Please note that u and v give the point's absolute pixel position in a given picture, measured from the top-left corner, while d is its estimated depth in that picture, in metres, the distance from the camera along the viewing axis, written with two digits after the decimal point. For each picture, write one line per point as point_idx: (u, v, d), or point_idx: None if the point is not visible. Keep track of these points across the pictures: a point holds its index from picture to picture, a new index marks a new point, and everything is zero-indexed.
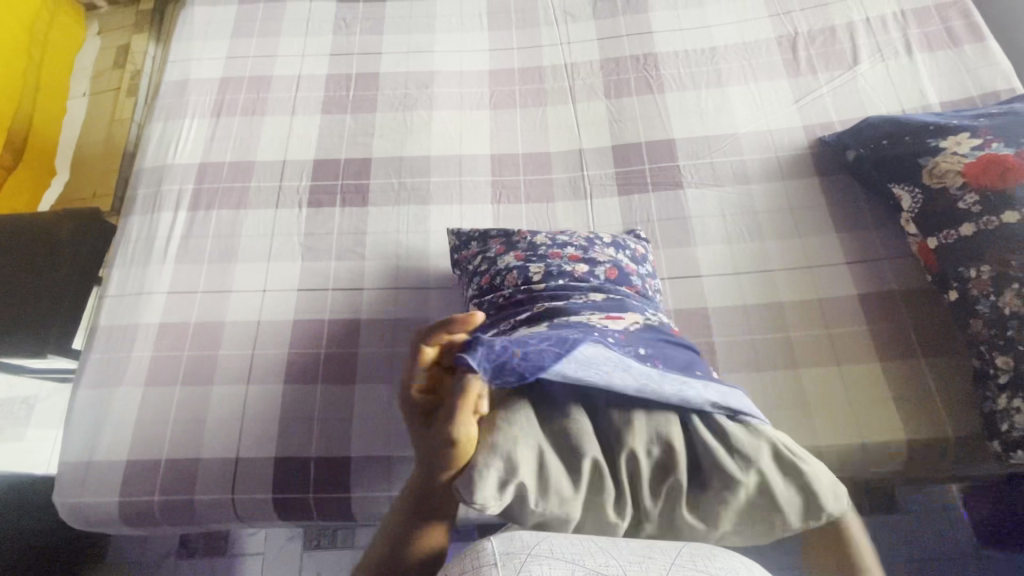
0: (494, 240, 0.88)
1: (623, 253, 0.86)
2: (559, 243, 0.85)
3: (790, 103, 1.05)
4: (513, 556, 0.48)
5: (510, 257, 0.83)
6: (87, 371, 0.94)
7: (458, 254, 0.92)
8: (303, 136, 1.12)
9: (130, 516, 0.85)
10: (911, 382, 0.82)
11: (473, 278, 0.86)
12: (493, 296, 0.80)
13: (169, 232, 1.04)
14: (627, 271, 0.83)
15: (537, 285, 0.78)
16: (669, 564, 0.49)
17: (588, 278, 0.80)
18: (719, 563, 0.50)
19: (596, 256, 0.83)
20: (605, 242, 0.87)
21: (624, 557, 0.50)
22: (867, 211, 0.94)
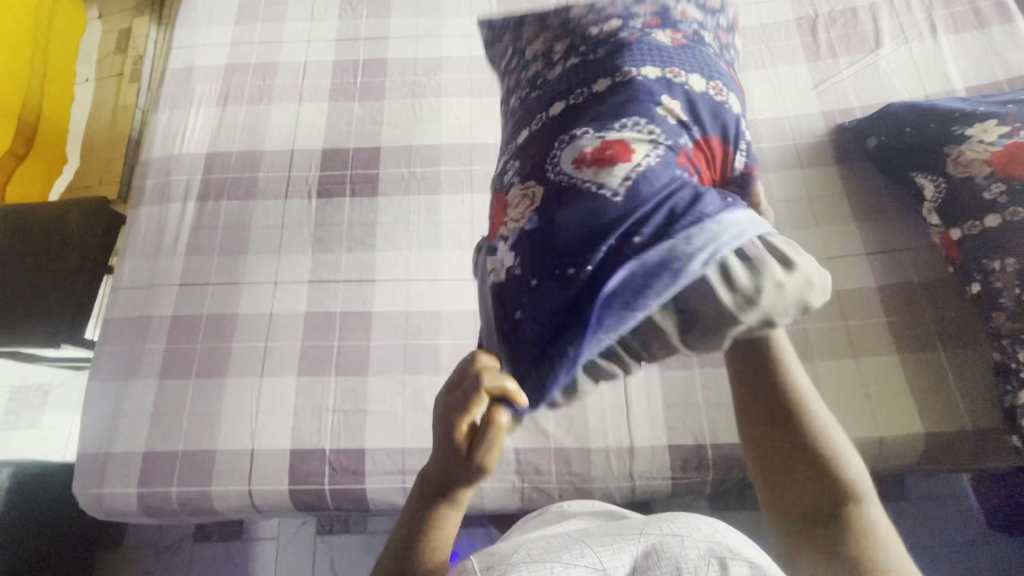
0: (525, 22, 0.80)
1: (664, 28, 0.68)
2: (581, 24, 0.70)
3: (808, 89, 1.03)
4: (493, 572, 0.49)
5: (540, 45, 0.73)
6: (102, 363, 0.94)
7: (494, 47, 0.86)
8: (311, 124, 1.11)
9: (149, 507, 0.86)
10: (930, 375, 0.81)
11: (505, 70, 0.80)
12: (514, 102, 0.74)
13: (179, 224, 1.03)
14: (653, 56, 0.65)
15: (541, 94, 0.68)
16: (637, 535, 0.51)
17: (595, 75, 0.64)
18: (684, 523, 0.52)
19: (619, 37, 0.66)
20: (644, 15, 0.69)
21: (596, 543, 0.51)
22: (887, 200, 0.92)
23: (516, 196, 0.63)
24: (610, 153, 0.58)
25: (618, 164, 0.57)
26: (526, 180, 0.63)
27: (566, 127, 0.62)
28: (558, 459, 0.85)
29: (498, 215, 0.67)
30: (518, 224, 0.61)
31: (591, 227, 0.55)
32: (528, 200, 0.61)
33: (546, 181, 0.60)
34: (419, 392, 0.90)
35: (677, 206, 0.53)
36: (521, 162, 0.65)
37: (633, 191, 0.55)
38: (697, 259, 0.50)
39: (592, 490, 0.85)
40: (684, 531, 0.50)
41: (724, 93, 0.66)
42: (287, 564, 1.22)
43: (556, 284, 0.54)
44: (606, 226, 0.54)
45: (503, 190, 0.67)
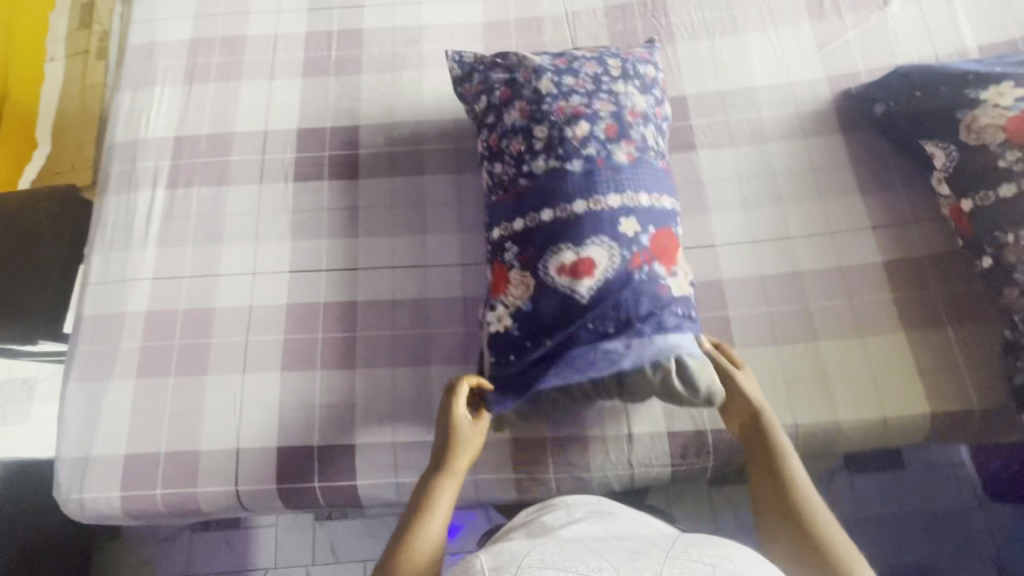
0: (500, 72, 0.86)
1: (618, 140, 0.78)
2: (551, 117, 0.78)
3: (812, 52, 0.96)
4: (503, 570, 0.48)
5: (515, 113, 0.81)
6: (76, 364, 0.90)
7: (460, 87, 0.89)
8: (284, 103, 1.04)
9: (134, 511, 0.83)
10: (938, 354, 0.78)
11: (480, 120, 0.86)
12: (496, 159, 0.82)
13: (149, 214, 0.98)
14: (614, 179, 0.75)
15: (532, 187, 0.77)
16: (662, 559, 0.48)
17: (569, 193, 0.74)
18: (715, 552, 0.49)
19: (583, 147, 0.77)
20: (604, 119, 0.78)
21: (617, 558, 0.49)
22: (894, 170, 0.88)
23: (515, 276, 0.75)
24: (583, 269, 0.71)
25: (585, 279, 0.71)
26: (523, 266, 0.75)
27: (545, 225, 0.75)
28: (554, 449, 0.82)
29: (496, 277, 0.78)
30: (517, 301, 0.74)
31: (569, 321, 0.71)
32: (524, 285, 0.74)
33: (539, 277, 0.73)
34: (408, 384, 0.87)
35: (621, 311, 0.70)
36: (518, 241, 0.76)
37: (595, 305, 0.71)
38: (626, 359, 0.70)
39: (589, 479, 0.83)
40: (717, 562, 0.47)
41: (664, 202, 0.77)
42: (287, 550, 1.21)
43: (544, 358, 0.72)
44: (576, 322, 0.71)
45: (501, 261, 0.78)
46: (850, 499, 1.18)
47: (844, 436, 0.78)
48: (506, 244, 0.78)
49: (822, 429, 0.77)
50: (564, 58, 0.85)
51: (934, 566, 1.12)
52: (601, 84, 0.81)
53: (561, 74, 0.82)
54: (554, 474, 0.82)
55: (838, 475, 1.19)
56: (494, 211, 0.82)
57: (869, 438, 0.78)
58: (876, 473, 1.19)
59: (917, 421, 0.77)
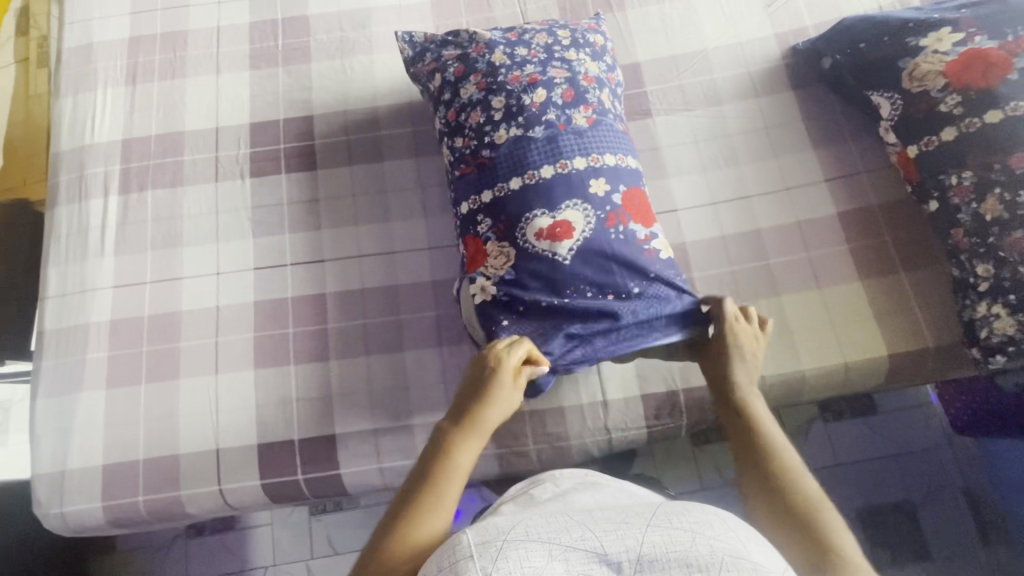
0: (452, 49, 0.85)
1: (577, 105, 0.78)
2: (508, 87, 0.78)
3: (760, 10, 0.97)
4: (489, 544, 0.47)
5: (472, 85, 0.81)
6: (43, 380, 0.88)
7: (414, 67, 0.89)
8: (233, 97, 1.01)
9: (117, 520, 0.83)
10: (895, 298, 0.81)
11: (436, 97, 0.85)
12: (457, 133, 0.81)
13: (103, 221, 0.95)
14: (578, 141, 0.76)
15: (496, 158, 0.77)
16: (644, 526, 0.48)
17: (535, 159, 0.75)
18: (695, 517, 0.49)
19: (543, 113, 0.77)
20: (561, 85, 0.79)
21: (599, 526, 0.49)
22: (845, 123, 0.90)
23: (493, 248, 0.75)
24: (560, 232, 0.72)
25: (565, 240, 0.72)
26: (500, 237, 0.75)
27: (519, 194, 0.74)
28: (533, 422, 0.84)
29: (471, 252, 0.77)
30: (498, 271, 0.74)
31: (556, 285, 0.72)
32: (504, 256, 0.74)
33: (517, 245, 0.74)
34: (384, 372, 0.87)
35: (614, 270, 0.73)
36: (490, 213, 0.76)
37: (579, 265, 0.72)
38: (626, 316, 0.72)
39: (569, 448, 0.84)
40: (698, 528, 0.48)
41: (629, 162, 0.79)
42: (284, 547, 1.21)
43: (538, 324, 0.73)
44: (566, 285, 0.72)
45: (474, 236, 0.77)
46: (827, 446, 1.22)
47: (810, 384, 0.81)
48: (477, 218, 0.77)
49: (790, 381, 0.80)
50: (514, 31, 0.85)
51: (910, 502, 1.18)
52: (553, 52, 0.82)
53: (513, 45, 0.83)
54: (535, 446, 0.84)
55: (815, 425, 1.24)
56: (461, 188, 0.80)
57: (832, 384, 0.81)
58: (850, 419, 1.24)
59: (875, 364, 0.79)
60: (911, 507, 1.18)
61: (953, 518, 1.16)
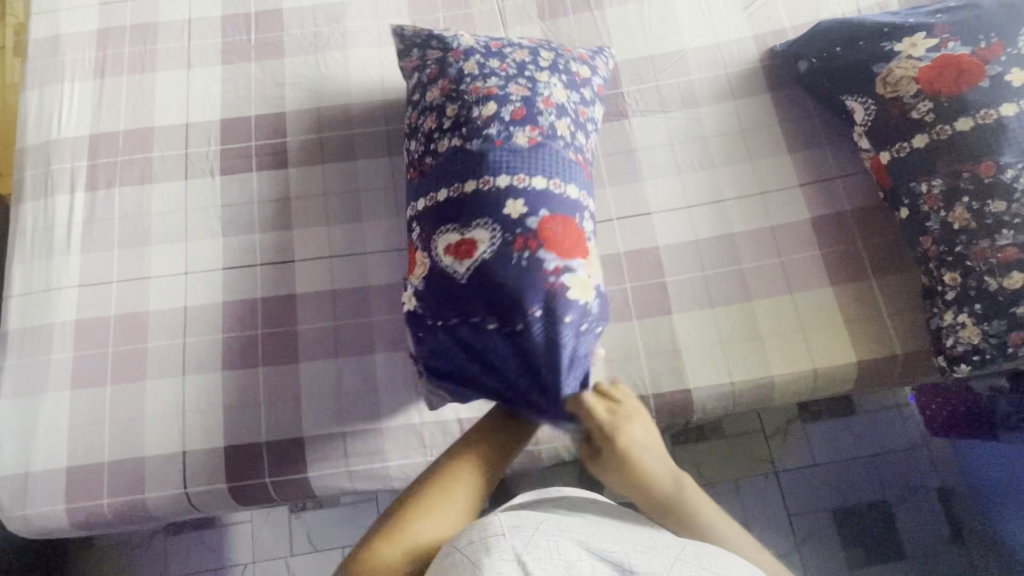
0: (434, 48, 0.83)
1: (524, 124, 0.75)
2: (465, 96, 0.77)
3: (739, 11, 0.96)
4: (521, 528, 0.55)
5: (435, 90, 0.79)
6: (7, 379, 0.87)
7: (402, 60, 0.87)
8: (204, 92, 0.99)
9: (82, 522, 0.82)
10: (864, 303, 0.81)
11: (410, 94, 0.84)
12: (415, 133, 0.80)
13: (69, 218, 0.93)
14: (508, 160, 0.72)
15: (435, 166, 0.76)
16: (669, 558, 0.55)
17: (464, 173, 0.73)
18: (720, 562, 0.55)
19: (486, 127, 0.75)
20: (514, 102, 0.76)
21: (630, 549, 0.56)
22: (821, 126, 0.89)
23: (419, 257, 0.74)
24: (465, 250, 0.70)
25: (465, 258, 0.69)
26: (422, 246, 0.74)
27: (442, 204, 0.73)
28: None
29: (409, 260, 0.78)
30: (417, 281, 0.74)
31: (454, 303, 0.69)
32: (422, 266, 0.73)
33: (431, 257, 0.72)
34: (353, 374, 0.86)
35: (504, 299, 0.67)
36: (420, 220, 0.75)
37: (476, 284, 0.68)
38: (512, 347, 0.67)
39: (540, 452, 0.85)
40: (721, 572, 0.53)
41: (568, 191, 0.73)
42: (264, 545, 1.21)
43: (439, 342, 0.71)
44: (463, 305, 0.69)
45: (410, 243, 0.77)
46: (805, 446, 1.23)
47: (778, 390, 0.80)
48: (413, 224, 0.77)
49: (758, 387, 0.80)
50: (498, 42, 0.83)
51: (885, 501, 1.19)
52: (524, 70, 0.80)
53: (489, 55, 0.81)
54: None
55: (792, 425, 1.24)
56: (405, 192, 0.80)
57: (800, 388, 0.81)
58: (829, 420, 1.25)
59: (842, 370, 0.79)
60: (886, 506, 1.19)
61: (927, 517, 1.18)
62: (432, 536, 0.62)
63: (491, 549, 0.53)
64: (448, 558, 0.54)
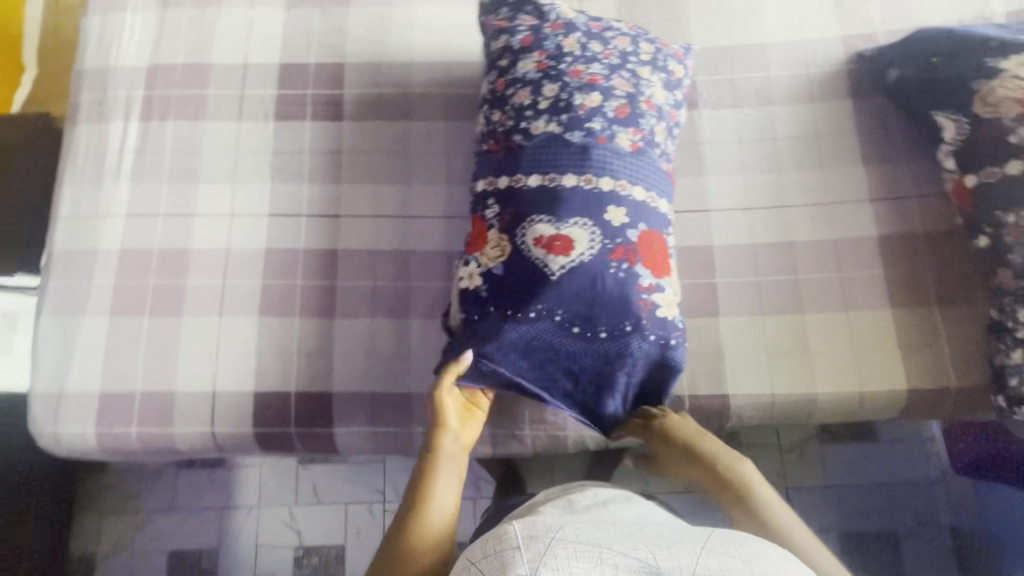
0: (528, 16, 0.81)
1: (627, 124, 0.74)
2: (566, 79, 0.75)
3: (829, 8, 0.91)
4: (536, 539, 0.52)
5: (533, 63, 0.77)
6: (49, 299, 0.88)
7: (486, 18, 0.85)
8: (265, 34, 0.97)
9: (110, 448, 0.83)
10: (922, 331, 0.78)
11: (493, 60, 0.82)
12: (499, 104, 0.78)
13: (121, 146, 0.93)
14: (609, 161, 0.73)
15: (526, 147, 0.74)
16: (698, 549, 0.51)
17: (561, 163, 0.72)
18: (750, 549, 0.52)
19: (588, 119, 0.74)
20: (618, 97, 0.75)
21: (653, 542, 0.52)
22: (901, 140, 0.84)
23: (493, 237, 0.73)
24: (559, 246, 0.69)
25: (559, 255, 0.69)
26: (502, 228, 0.73)
27: (537, 191, 0.72)
28: (532, 408, 0.83)
29: (475, 232, 0.76)
30: (489, 263, 0.72)
31: (541, 301, 0.69)
32: (499, 248, 0.72)
33: (514, 243, 0.71)
34: (388, 338, 0.85)
35: (592, 308, 0.69)
36: (504, 201, 0.73)
37: (565, 286, 0.69)
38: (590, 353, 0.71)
39: (565, 439, 0.84)
40: (754, 559, 0.50)
41: (660, 205, 0.75)
42: (270, 492, 1.22)
43: (510, 332, 0.71)
44: (551, 302, 0.69)
45: (480, 217, 0.75)
46: (819, 467, 1.21)
47: (817, 409, 0.78)
48: (489, 200, 0.75)
49: (799, 403, 0.78)
50: (599, 24, 0.81)
51: (893, 532, 1.17)
52: (627, 61, 0.78)
53: (590, 37, 0.79)
54: (531, 431, 0.83)
55: (809, 445, 1.22)
56: (484, 163, 0.78)
57: (842, 409, 0.78)
58: (848, 445, 1.22)
59: (889, 397, 0.77)
60: (894, 538, 1.17)
61: (934, 555, 1.15)
62: (449, 485, 0.71)
63: (509, 565, 0.49)
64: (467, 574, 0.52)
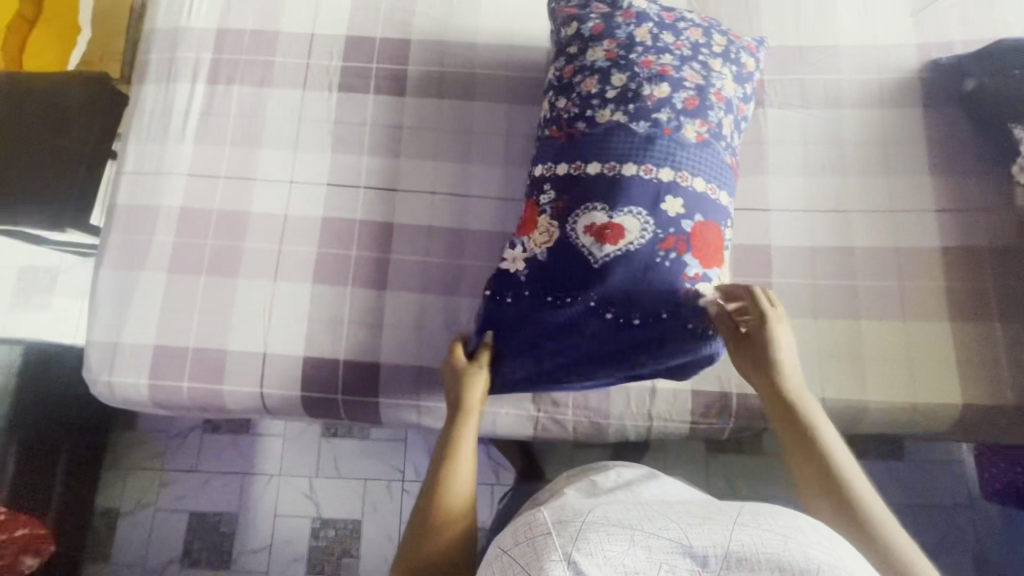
0: (601, 4, 0.81)
1: (695, 116, 0.73)
2: (635, 69, 0.74)
3: (905, 15, 0.89)
4: (568, 523, 0.45)
5: (602, 51, 0.77)
6: (109, 251, 0.90)
7: (555, 4, 0.84)
8: (334, 6, 0.98)
9: (161, 400, 0.85)
10: (981, 347, 0.77)
11: (562, 46, 0.81)
12: (567, 90, 0.78)
13: (187, 107, 0.95)
14: (673, 152, 0.71)
15: (590, 135, 0.74)
16: (731, 525, 0.44)
17: (624, 153, 0.72)
18: (784, 521, 0.45)
19: (655, 109, 0.73)
20: (688, 89, 0.74)
21: (683, 518, 0.45)
22: (972, 152, 0.83)
23: (543, 222, 0.73)
24: (609, 234, 0.70)
25: (607, 243, 0.70)
26: (554, 214, 0.73)
27: (594, 181, 0.72)
28: (576, 394, 0.84)
29: (527, 217, 0.76)
30: (536, 248, 0.73)
31: (582, 287, 0.70)
32: (548, 234, 0.73)
33: (564, 230, 0.72)
34: (438, 314, 0.86)
35: (635, 294, 0.70)
36: (557, 188, 0.74)
37: (610, 274, 0.70)
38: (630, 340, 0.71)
39: (607, 427, 0.84)
40: (789, 534, 0.43)
41: (721, 197, 0.74)
42: (292, 464, 1.21)
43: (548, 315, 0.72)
44: (593, 289, 0.70)
45: (534, 203, 0.76)
46: None
47: (866, 418, 0.78)
48: (545, 186, 0.75)
49: (849, 410, 0.77)
50: (672, 14, 0.80)
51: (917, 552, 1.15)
52: (698, 53, 0.77)
53: (663, 28, 0.78)
54: (573, 416, 0.84)
55: None
56: (546, 151, 0.78)
57: (893, 419, 0.78)
58: (875, 459, 1.20)
59: (943, 410, 0.76)
60: None
61: None
62: (471, 447, 0.69)
63: (540, 554, 0.44)
64: (496, 562, 0.47)
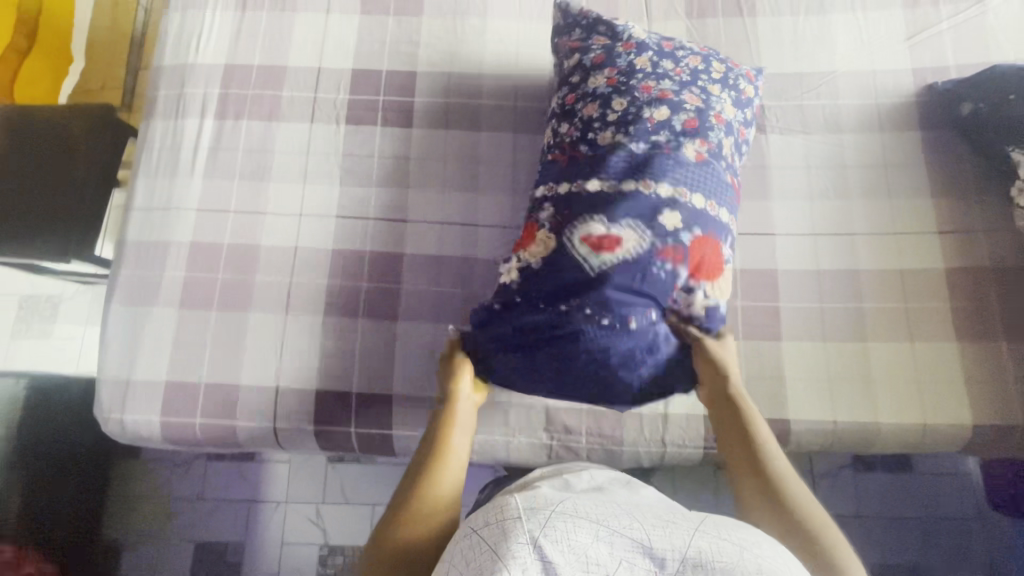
0: (601, 33, 0.83)
1: (695, 137, 0.74)
2: (636, 93, 0.76)
3: (901, 41, 0.91)
4: (537, 510, 0.45)
5: (603, 78, 0.78)
6: (120, 288, 0.90)
7: (559, 37, 0.87)
8: (340, 40, 1.00)
9: (174, 437, 0.85)
10: (987, 366, 0.78)
11: (565, 76, 0.83)
12: (569, 117, 0.79)
13: (196, 142, 0.95)
14: (674, 170, 0.72)
15: (590, 155, 0.75)
16: (693, 530, 0.45)
17: (624, 170, 0.72)
18: (741, 533, 0.46)
19: (655, 131, 0.74)
20: (687, 111, 0.75)
21: (647, 519, 0.46)
22: (971, 173, 0.85)
23: (540, 236, 0.73)
24: (606, 244, 0.68)
25: (604, 252, 0.68)
26: (552, 227, 0.73)
27: (593, 194, 0.71)
28: (589, 420, 0.84)
29: (524, 234, 0.77)
30: (533, 259, 0.73)
31: (575, 295, 0.69)
32: (545, 246, 0.72)
33: (561, 241, 0.71)
34: None
35: (628, 301, 0.67)
36: (556, 204, 0.74)
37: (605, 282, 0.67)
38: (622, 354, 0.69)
39: (621, 453, 0.84)
40: (748, 546, 0.44)
41: (721, 213, 0.73)
42: (297, 490, 1.19)
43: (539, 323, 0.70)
44: (588, 296, 0.68)
45: (534, 219, 0.76)
46: (855, 496, 1.17)
47: (879, 440, 0.78)
48: (545, 204, 0.76)
49: (862, 432, 0.78)
50: (670, 43, 0.82)
51: (928, 568, 1.14)
52: (698, 79, 0.78)
53: (662, 55, 0.80)
54: (586, 443, 0.84)
55: (842, 471, 1.19)
56: (546, 172, 0.79)
57: (904, 440, 0.78)
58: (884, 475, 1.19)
59: (953, 430, 0.77)
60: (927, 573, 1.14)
61: None
62: (460, 446, 0.70)
63: (506, 533, 0.44)
64: (466, 539, 0.46)
